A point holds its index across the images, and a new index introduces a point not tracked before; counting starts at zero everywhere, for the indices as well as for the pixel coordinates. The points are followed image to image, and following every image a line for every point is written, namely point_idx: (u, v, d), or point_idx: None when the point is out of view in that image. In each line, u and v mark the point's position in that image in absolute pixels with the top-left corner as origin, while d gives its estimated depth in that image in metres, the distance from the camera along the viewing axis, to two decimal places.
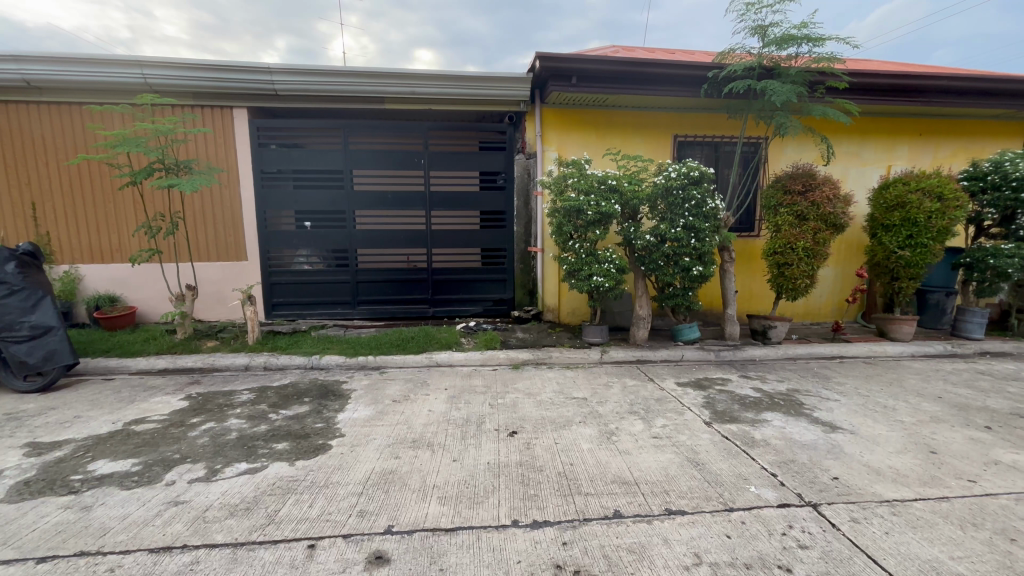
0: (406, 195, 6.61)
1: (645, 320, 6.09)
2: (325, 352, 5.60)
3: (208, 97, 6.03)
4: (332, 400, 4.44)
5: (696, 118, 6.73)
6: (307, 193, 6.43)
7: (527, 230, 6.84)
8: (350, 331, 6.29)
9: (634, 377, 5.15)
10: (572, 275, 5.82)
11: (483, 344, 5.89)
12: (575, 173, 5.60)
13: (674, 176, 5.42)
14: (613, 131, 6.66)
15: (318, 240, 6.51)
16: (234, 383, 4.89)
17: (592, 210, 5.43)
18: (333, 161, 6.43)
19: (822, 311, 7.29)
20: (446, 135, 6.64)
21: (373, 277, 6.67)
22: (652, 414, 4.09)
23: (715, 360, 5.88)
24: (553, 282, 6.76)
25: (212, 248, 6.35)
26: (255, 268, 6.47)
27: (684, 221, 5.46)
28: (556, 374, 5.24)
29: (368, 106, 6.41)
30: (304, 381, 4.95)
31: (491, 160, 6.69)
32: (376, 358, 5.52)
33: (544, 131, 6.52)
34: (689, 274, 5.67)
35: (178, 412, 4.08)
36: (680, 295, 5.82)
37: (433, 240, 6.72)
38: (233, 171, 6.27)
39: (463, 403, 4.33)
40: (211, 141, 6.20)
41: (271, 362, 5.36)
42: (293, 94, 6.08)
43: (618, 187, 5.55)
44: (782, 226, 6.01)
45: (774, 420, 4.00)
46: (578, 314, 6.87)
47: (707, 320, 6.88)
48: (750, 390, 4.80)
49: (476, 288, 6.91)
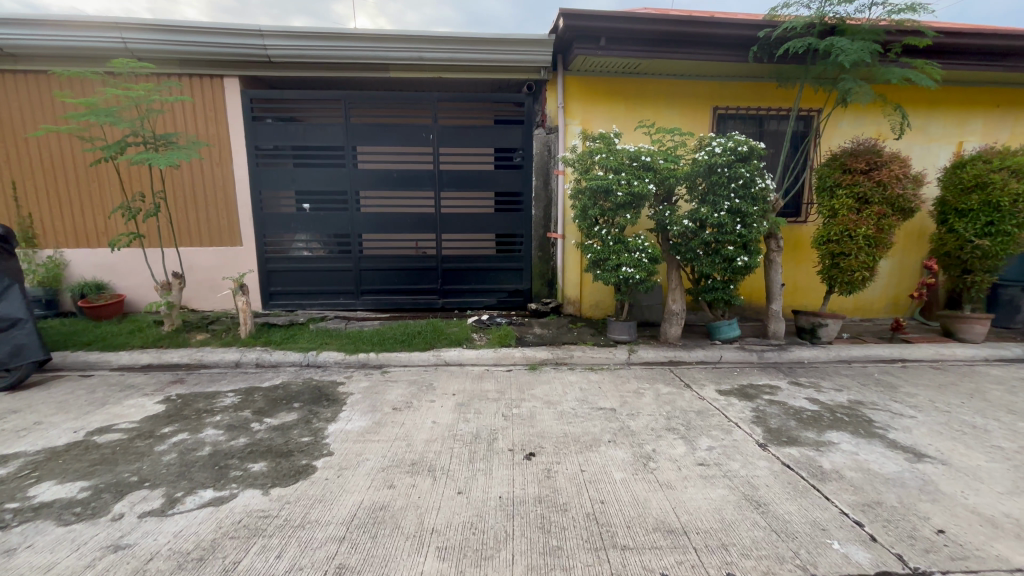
0: (413, 174, 5.99)
1: (677, 316, 5.45)
2: (323, 347, 5.09)
3: (196, 66, 5.45)
4: (325, 406, 3.91)
5: (740, 87, 5.95)
6: (305, 172, 5.86)
7: (546, 214, 6.17)
8: (352, 324, 5.75)
9: (668, 384, 4.52)
10: (597, 265, 5.17)
11: (496, 341, 5.32)
12: (603, 149, 4.89)
13: (719, 152, 4.67)
14: (645, 102, 5.92)
15: (318, 224, 5.97)
16: (219, 384, 4.40)
17: (622, 191, 4.74)
18: (333, 136, 5.84)
19: (875, 306, 6.51)
20: (457, 107, 5.97)
21: (378, 265, 6.11)
22: (694, 433, 3.48)
23: (757, 364, 5.22)
24: (574, 272, 6.13)
25: (205, 232, 5.84)
26: (250, 254, 5.95)
27: (729, 204, 4.74)
28: (578, 378, 4.64)
29: (372, 75, 5.76)
30: (297, 382, 4.44)
31: (507, 135, 6.01)
32: (378, 355, 5.00)
33: (567, 103, 5.84)
34: (732, 266, 4.96)
35: (149, 420, 3.60)
36: (720, 289, 5.15)
37: (443, 225, 6.12)
38: (224, 147, 5.71)
39: (472, 414, 3.75)
40: (200, 114, 5.63)
41: (264, 358, 4.89)
42: (288, 62, 5.48)
43: (652, 164, 4.86)
44: (839, 210, 5.24)
45: (841, 443, 3.34)
46: (600, 308, 6.25)
47: (745, 316, 6.19)
48: (804, 401, 4.13)
49: (490, 277, 6.29)
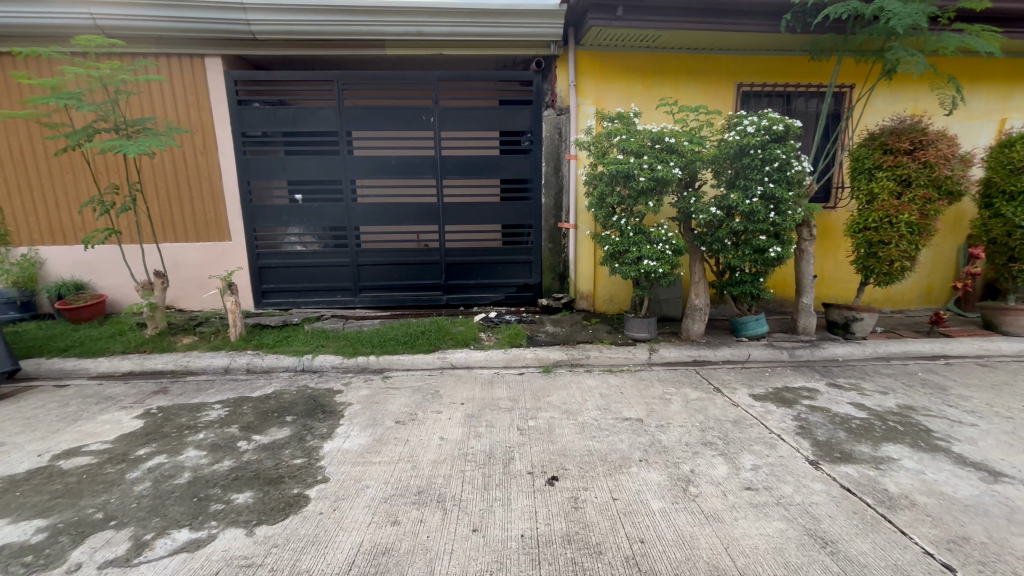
0: (413, 161, 5.55)
1: (701, 311, 5.06)
2: (319, 350, 4.71)
3: (174, 45, 4.96)
4: (320, 419, 3.53)
5: (766, 61, 5.50)
6: (296, 160, 5.43)
7: (556, 202, 5.73)
8: (350, 324, 5.35)
9: (696, 388, 4.14)
10: (615, 257, 4.75)
11: (506, 340, 4.93)
12: (622, 130, 4.44)
13: (751, 132, 4.22)
14: (663, 79, 5.46)
15: (311, 216, 5.55)
16: (206, 394, 4.02)
17: (644, 175, 4.31)
18: (325, 120, 5.39)
19: (905, 297, 6.09)
20: (459, 86, 5.49)
21: (377, 259, 5.70)
22: (734, 449, 3.10)
23: (787, 362, 4.84)
24: (587, 264, 5.71)
25: (191, 226, 5.43)
26: (240, 249, 5.54)
27: (762, 188, 4.29)
28: (597, 382, 4.26)
29: (367, 52, 5.27)
30: (290, 391, 4.06)
31: (514, 118, 5.55)
32: (379, 359, 4.62)
33: (578, 81, 5.38)
34: (763, 257, 4.53)
35: (125, 439, 3.22)
36: (748, 282, 4.74)
37: (447, 216, 5.69)
38: (208, 134, 5.26)
39: (484, 428, 3.37)
40: (180, 97, 5.16)
41: (255, 364, 4.51)
42: (274, 39, 5.00)
43: (677, 146, 4.41)
44: (878, 194, 4.80)
45: (903, 459, 2.96)
46: (615, 302, 5.84)
47: (770, 310, 5.77)
48: (849, 407, 3.74)
49: (497, 271, 5.88)
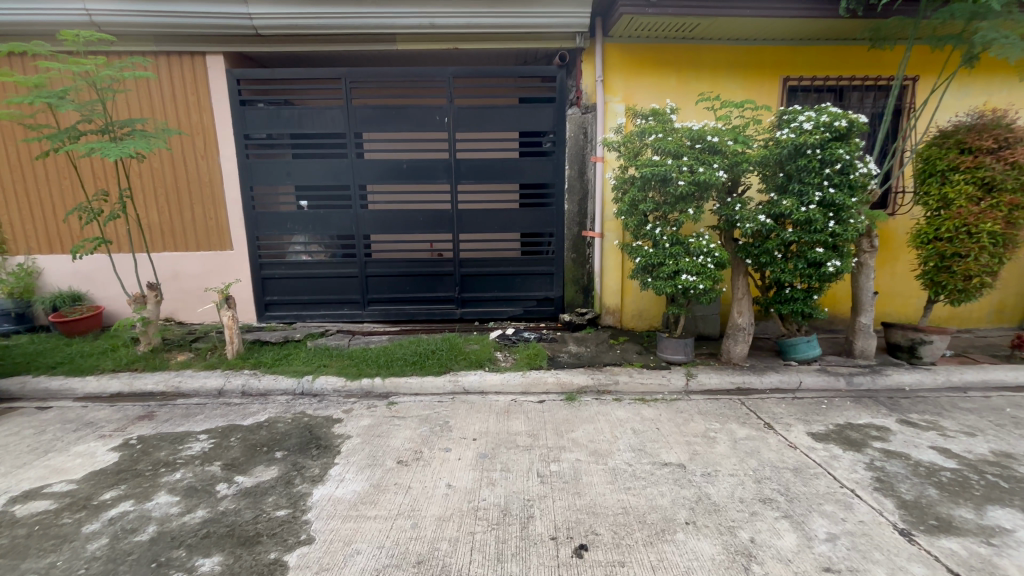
0: (426, 165, 5.15)
1: (744, 331, 4.52)
2: (320, 371, 4.31)
3: (173, 42, 4.66)
4: (313, 457, 3.10)
5: (815, 53, 4.96)
6: (302, 164, 5.09)
7: (580, 208, 5.24)
8: (357, 340, 4.95)
9: (743, 424, 3.60)
10: (647, 271, 4.24)
11: (525, 362, 4.45)
12: (658, 128, 3.93)
13: (809, 129, 3.66)
14: (700, 73, 4.96)
15: (317, 223, 5.19)
16: (193, 420, 3.66)
17: (683, 179, 3.80)
18: (332, 121, 5.02)
19: (974, 316, 5.40)
20: (475, 83, 5.07)
21: (386, 270, 5.30)
22: (802, 510, 2.56)
23: (845, 392, 4.24)
24: (614, 276, 5.21)
25: (192, 235, 5.12)
26: (243, 259, 5.20)
27: (821, 194, 3.72)
28: (628, 415, 3.75)
29: (376, 48, 4.89)
30: (285, 419, 3.67)
31: (535, 117, 5.09)
32: (384, 381, 4.21)
33: (606, 76, 4.91)
34: (820, 272, 3.96)
35: (93, 478, 2.85)
36: (800, 299, 4.17)
37: (462, 223, 5.26)
38: (210, 137, 4.95)
39: (498, 473, 2.90)
40: (180, 98, 4.85)
41: (251, 386, 4.15)
42: (278, 35, 4.66)
43: (720, 146, 3.89)
44: (954, 200, 4.18)
45: (1020, 533, 2.36)
46: (645, 319, 5.33)
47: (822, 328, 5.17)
48: (933, 454, 3.14)
49: (515, 284, 5.41)
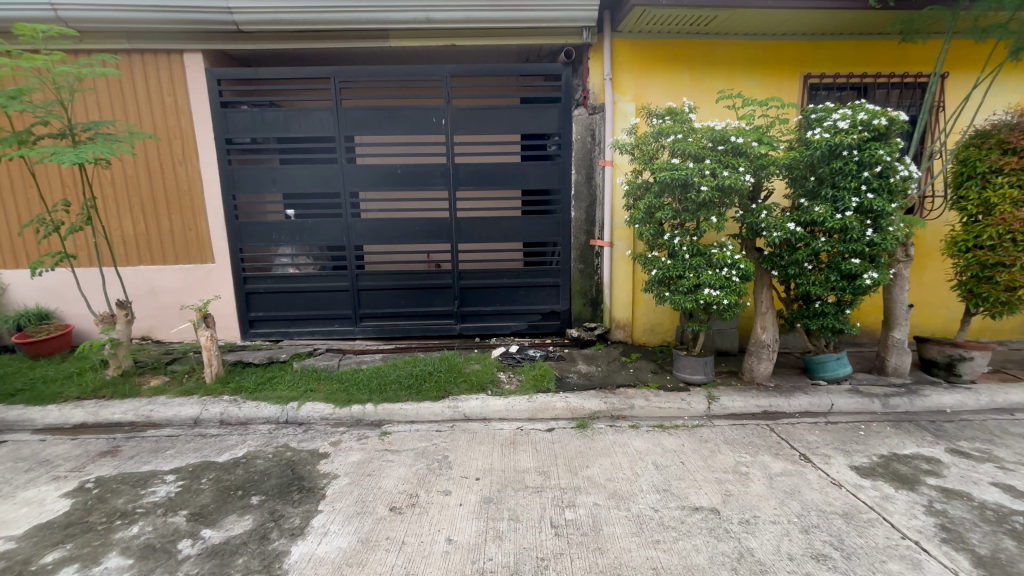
0: (422, 170, 4.79)
1: (769, 348, 4.16)
2: (307, 397, 3.93)
3: (147, 39, 4.31)
4: (294, 503, 2.72)
5: (837, 49, 4.65)
6: (289, 170, 4.73)
7: (588, 215, 4.89)
8: (347, 360, 4.57)
9: (777, 457, 3.23)
10: (664, 284, 3.88)
11: (531, 384, 4.08)
12: (676, 128, 3.58)
13: (846, 128, 3.32)
14: (715, 70, 4.63)
15: (305, 233, 4.82)
16: (162, 457, 3.27)
17: (706, 184, 3.45)
18: (321, 124, 4.67)
19: (1007, 326, 5.05)
20: (475, 82, 4.72)
21: (380, 284, 4.93)
22: (864, 571, 2.18)
23: (882, 416, 3.87)
24: (624, 288, 4.86)
25: (170, 247, 4.74)
26: (225, 273, 4.83)
27: (858, 200, 3.37)
28: (647, 446, 3.38)
29: (369, 45, 4.53)
30: (266, 454, 3.28)
31: (539, 118, 4.74)
32: (377, 408, 3.83)
33: (615, 74, 4.59)
34: (855, 285, 3.62)
35: (35, 535, 2.46)
36: (831, 314, 3.82)
37: (461, 233, 4.89)
38: (188, 141, 4.58)
39: (507, 524, 2.52)
40: (156, 100, 4.49)
41: (230, 414, 3.77)
42: (261, 31, 4.31)
43: (745, 148, 3.55)
44: (997, 205, 3.83)
45: None
46: (657, 333, 4.97)
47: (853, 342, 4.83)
48: (997, 493, 2.78)
49: (518, 297, 5.04)
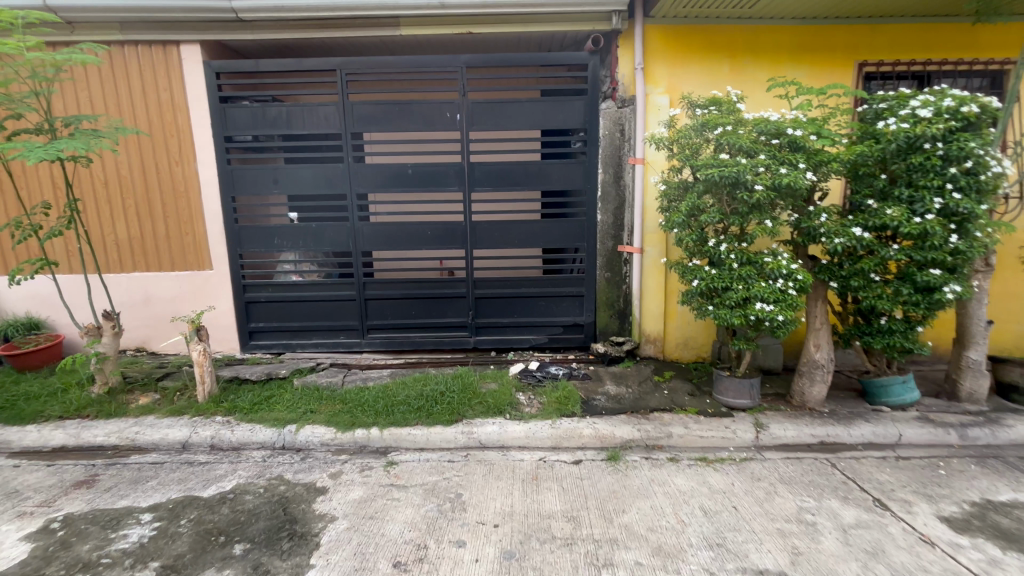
0: (435, 169, 4.40)
1: (824, 369, 3.67)
2: (307, 419, 3.56)
3: (142, 29, 4.02)
4: (283, 554, 2.33)
5: (897, 33, 4.15)
6: (292, 170, 4.38)
7: (616, 219, 4.44)
8: (353, 376, 4.20)
9: (847, 502, 2.75)
10: (706, 296, 3.43)
11: (554, 407, 3.64)
12: (723, 119, 3.15)
13: (928, 117, 2.85)
14: (759, 57, 4.17)
15: (308, 238, 4.47)
16: (142, 489, 2.92)
17: (759, 183, 3.00)
18: (326, 120, 4.32)
19: None
20: (493, 74, 4.33)
21: (389, 293, 4.55)
22: None
23: (960, 450, 3.36)
24: (655, 299, 4.41)
25: (165, 252, 4.43)
26: (224, 280, 4.49)
27: (942, 201, 2.89)
28: (691, 485, 2.93)
29: (379, 34, 4.17)
30: (257, 488, 2.91)
31: (563, 112, 4.32)
32: (383, 433, 3.43)
33: (646, 63, 4.16)
34: (932, 299, 3.12)
35: None
36: (900, 331, 3.32)
37: (476, 238, 4.50)
38: (185, 139, 4.27)
39: None
40: (151, 94, 4.19)
41: (221, 438, 3.42)
42: (263, 20, 3.97)
43: (803, 141, 3.08)
44: None
45: None
46: (691, 348, 4.50)
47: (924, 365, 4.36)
48: None
49: (538, 307, 4.62)
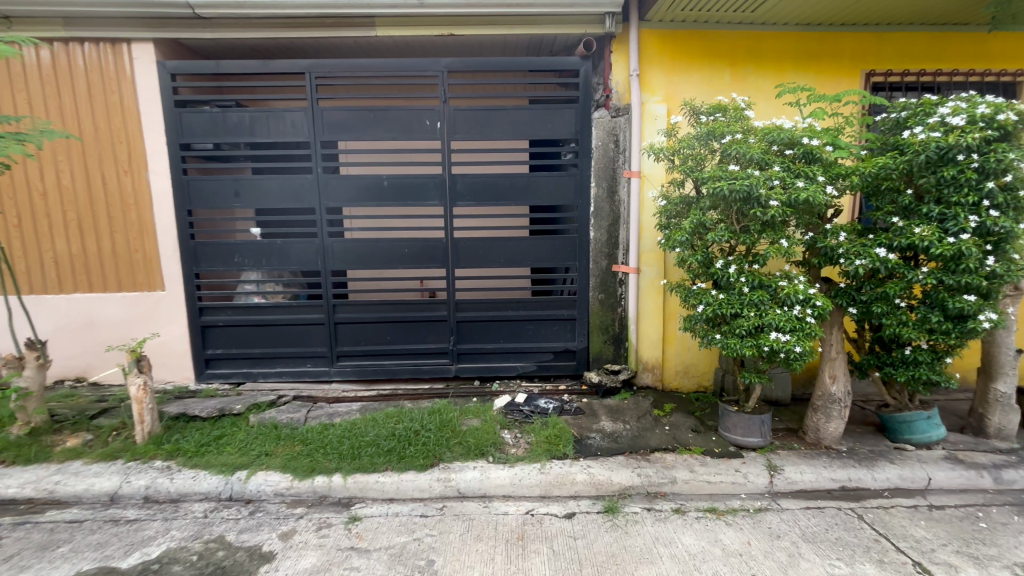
0: (413, 182, 4.03)
1: (842, 404, 3.31)
2: (260, 464, 3.10)
3: (87, 25, 3.63)
4: None
5: (906, 41, 3.92)
6: (255, 181, 3.99)
7: (610, 236, 4.10)
8: (318, 410, 3.74)
9: (884, 568, 2.36)
10: (713, 324, 3.07)
11: (543, 447, 3.23)
12: (732, 127, 2.84)
13: (960, 126, 2.55)
14: (762, 65, 3.90)
15: (272, 257, 4.05)
16: (49, 557, 2.43)
17: (773, 198, 2.66)
18: (294, 127, 3.94)
19: None
20: (478, 80, 4.01)
21: (361, 316, 4.12)
22: None
23: (996, 496, 3.00)
24: (653, 323, 4.05)
25: (111, 271, 3.98)
26: (176, 302, 4.04)
27: (978, 219, 2.57)
28: (703, 546, 2.52)
29: (352, 35, 3.82)
30: (188, 557, 2.43)
31: (552, 121, 4.00)
32: (347, 481, 2.99)
33: (642, 71, 3.87)
34: (966, 327, 2.79)
35: None
36: (927, 362, 2.98)
37: (457, 256, 4.11)
38: (135, 146, 3.86)
39: None
40: (98, 98, 3.79)
41: (156, 489, 2.94)
42: (222, 17, 3.61)
43: (818, 152, 2.78)
44: None
45: None
46: (692, 376, 4.14)
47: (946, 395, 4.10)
48: None
49: (526, 332, 4.22)
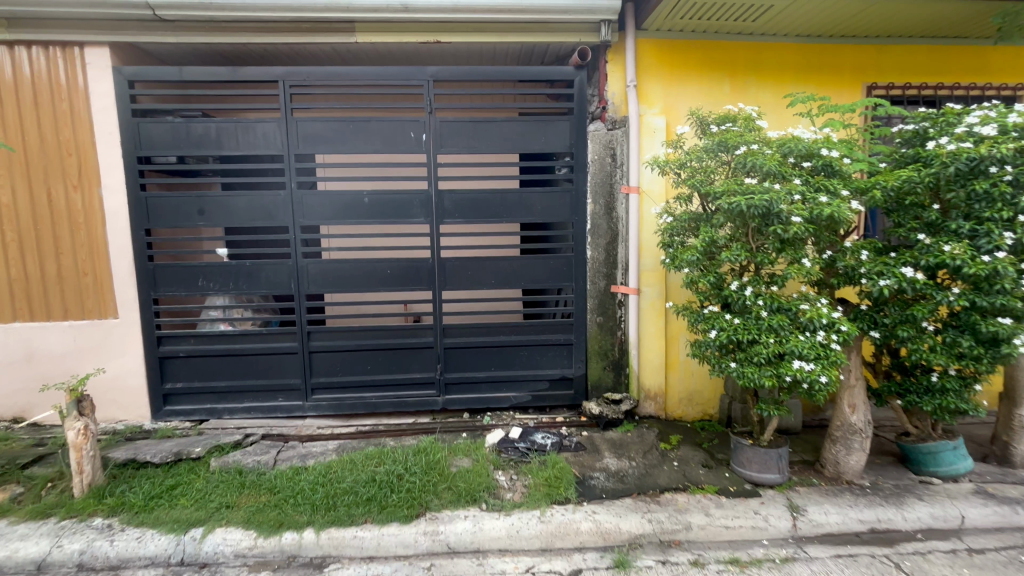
0: (396, 198, 3.72)
1: (864, 435, 3.05)
2: (218, 519, 2.69)
3: (34, 27, 3.29)
4: None
5: (906, 54, 3.82)
6: (221, 198, 3.64)
7: (608, 255, 3.84)
8: (289, 451, 3.35)
9: None
10: (727, 351, 2.80)
11: (542, 491, 2.89)
12: (746, 137, 2.62)
13: (989, 136, 2.38)
14: (762, 77, 3.74)
15: (240, 280, 3.68)
16: None
17: (794, 213, 2.44)
18: (265, 139, 3.63)
19: None
20: (467, 89, 3.77)
21: (338, 345, 3.76)
22: None
23: None
24: (655, 347, 3.78)
25: (57, 296, 3.57)
26: (130, 331, 3.62)
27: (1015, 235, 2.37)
28: None
29: (329, 40, 3.54)
30: None
31: (546, 133, 3.76)
32: (319, 537, 2.60)
33: (640, 82, 3.68)
34: (999, 352, 2.58)
35: None
36: (956, 390, 2.75)
37: (445, 278, 3.80)
38: (87, 159, 3.50)
39: None
40: (46, 106, 3.44)
41: (93, 555, 2.51)
42: (185, 20, 3.31)
43: (838, 164, 2.58)
44: None
45: None
46: (697, 404, 3.88)
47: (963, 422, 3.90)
48: None
49: (519, 359, 3.91)
